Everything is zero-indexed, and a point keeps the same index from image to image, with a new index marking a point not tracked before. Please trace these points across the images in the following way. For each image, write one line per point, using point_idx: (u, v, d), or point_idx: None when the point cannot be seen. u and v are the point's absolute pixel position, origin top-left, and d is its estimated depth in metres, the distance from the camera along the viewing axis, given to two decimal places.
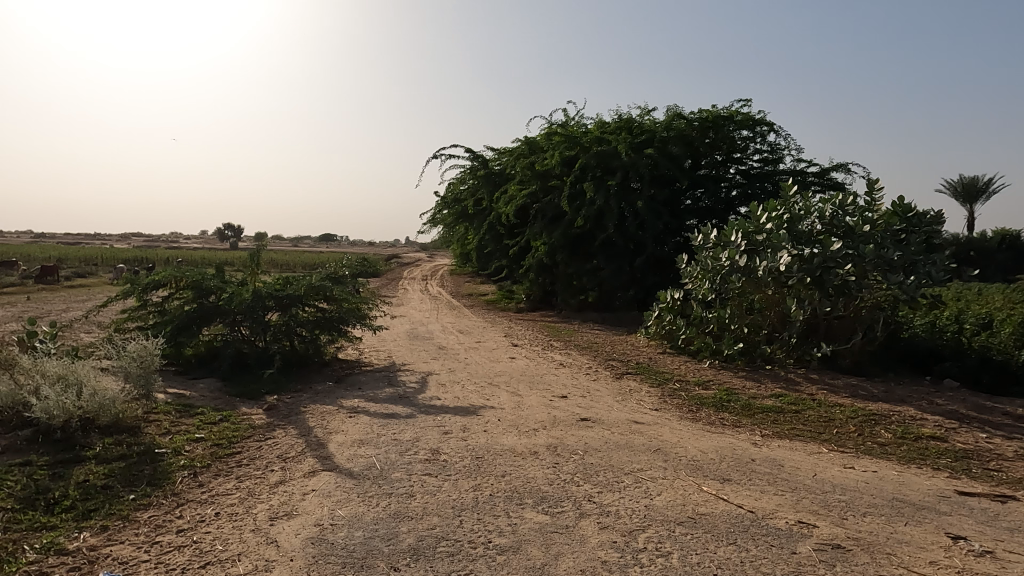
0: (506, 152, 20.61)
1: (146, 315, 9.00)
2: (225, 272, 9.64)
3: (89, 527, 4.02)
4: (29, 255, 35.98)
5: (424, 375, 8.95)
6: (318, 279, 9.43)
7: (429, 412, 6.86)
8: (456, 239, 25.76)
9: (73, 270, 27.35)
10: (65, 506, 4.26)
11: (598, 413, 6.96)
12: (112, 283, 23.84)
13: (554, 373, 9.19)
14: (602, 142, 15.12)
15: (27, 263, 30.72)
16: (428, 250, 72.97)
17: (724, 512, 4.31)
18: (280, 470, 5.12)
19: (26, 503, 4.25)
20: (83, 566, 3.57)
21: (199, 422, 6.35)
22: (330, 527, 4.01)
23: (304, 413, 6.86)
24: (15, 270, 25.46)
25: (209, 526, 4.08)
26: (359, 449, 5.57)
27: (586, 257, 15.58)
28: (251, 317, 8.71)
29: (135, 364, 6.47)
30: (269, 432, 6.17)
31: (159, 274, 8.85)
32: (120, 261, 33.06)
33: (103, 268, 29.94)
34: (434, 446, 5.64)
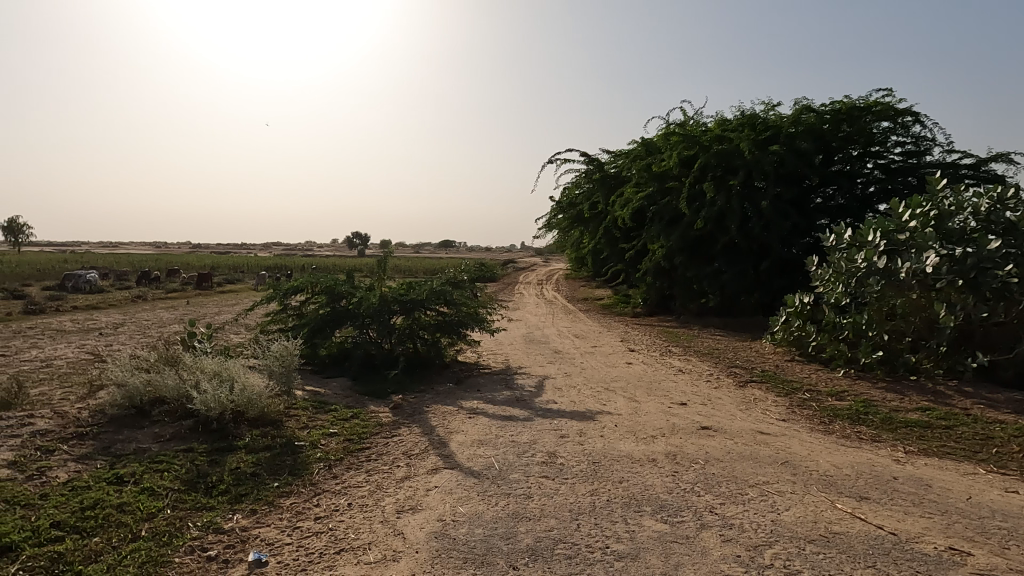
0: (623, 154, 20.42)
1: (287, 318, 9.80)
2: (355, 278, 10.27)
3: (241, 510, 4.44)
4: (189, 264, 40.43)
5: (542, 378, 9.05)
6: (439, 285, 9.78)
7: (546, 415, 6.93)
8: (571, 244, 25.80)
9: (224, 278, 30.25)
10: (220, 489, 4.73)
11: (721, 422, 6.71)
12: (258, 289, 26.16)
13: (674, 379, 8.95)
14: (723, 141, 14.57)
15: (187, 271, 34.52)
16: (544, 254, 73.48)
17: (861, 533, 4.01)
18: (405, 466, 5.38)
19: (189, 485, 4.76)
20: (236, 545, 3.94)
21: (333, 418, 6.81)
22: (452, 523, 4.17)
23: (427, 413, 7.17)
24: (176, 278, 28.52)
25: (342, 516, 4.37)
26: (478, 449, 5.73)
27: (707, 261, 15.07)
28: (378, 321, 9.21)
29: (277, 363, 7.17)
30: (395, 430, 6.50)
31: (297, 280, 9.59)
32: (262, 268, 36.12)
33: (248, 275, 32.81)
34: (551, 449, 5.69)
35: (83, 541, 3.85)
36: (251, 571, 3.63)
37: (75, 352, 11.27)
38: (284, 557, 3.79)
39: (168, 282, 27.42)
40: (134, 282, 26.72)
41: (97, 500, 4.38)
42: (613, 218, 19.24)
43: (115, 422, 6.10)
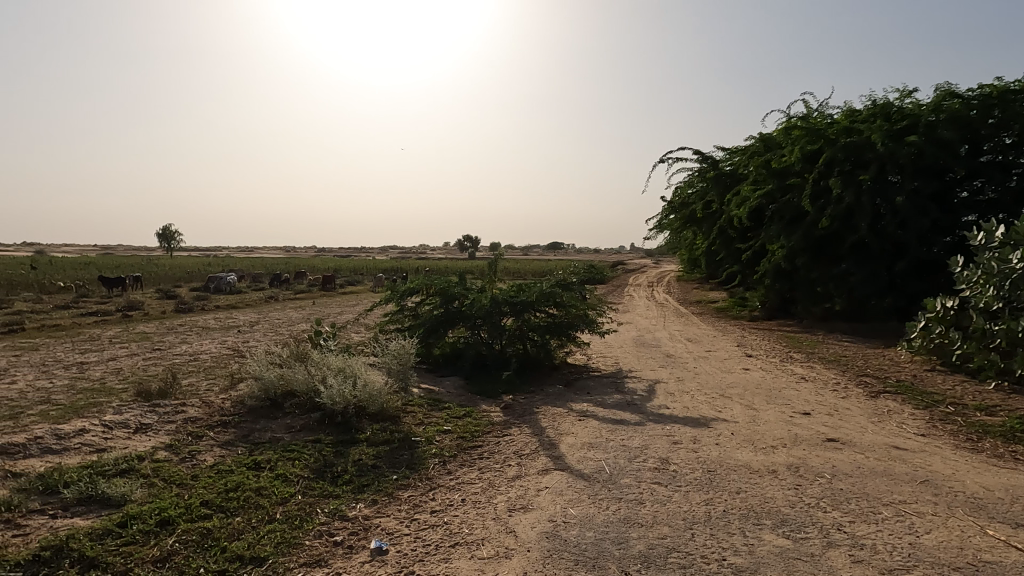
0: (740, 150, 19.64)
1: (403, 318, 10.24)
2: (467, 280, 10.55)
3: (363, 499, 4.70)
4: (315, 267, 43.27)
5: (653, 383, 8.85)
6: (548, 287, 9.84)
7: (658, 421, 6.78)
8: (684, 245, 25.08)
9: (346, 280, 32.07)
10: (345, 479, 5.03)
11: (849, 435, 6.26)
12: (376, 291, 27.50)
13: (796, 387, 8.46)
14: (851, 133, 13.61)
15: (313, 274, 36.91)
16: (655, 256, 71.94)
17: (1017, 564, 3.61)
18: (517, 465, 5.47)
19: (317, 473, 5.11)
20: (360, 532, 4.17)
21: (447, 416, 7.04)
22: (563, 524, 4.18)
23: (537, 414, 7.23)
24: (303, 280, 30.56)
25: (457, 511, 4.51)
26: (589, 452, 5.71)
27: (833, 262, 14.11)
28: (489, 322, 9.40)
29: (395, 361, 7.52)
30: (506, 429, 6.61)
31: (413, 282, 10.00)
32: (380, 271, 37.90)
33: (366, 278, 34.56)
34: (664, 455, 5.56)
35: (227, 520, 4.23)
36: (373, 558, 3.83)
37: (218, 347, 12.38)
38: (403, 547, 3.96)
39: (296, 284, 29.46)
40: (267, 284, 28.93)
41: (239, 483, 4.79)
42: (728, 217, 18.50)
43: (253, 412, 6.64)
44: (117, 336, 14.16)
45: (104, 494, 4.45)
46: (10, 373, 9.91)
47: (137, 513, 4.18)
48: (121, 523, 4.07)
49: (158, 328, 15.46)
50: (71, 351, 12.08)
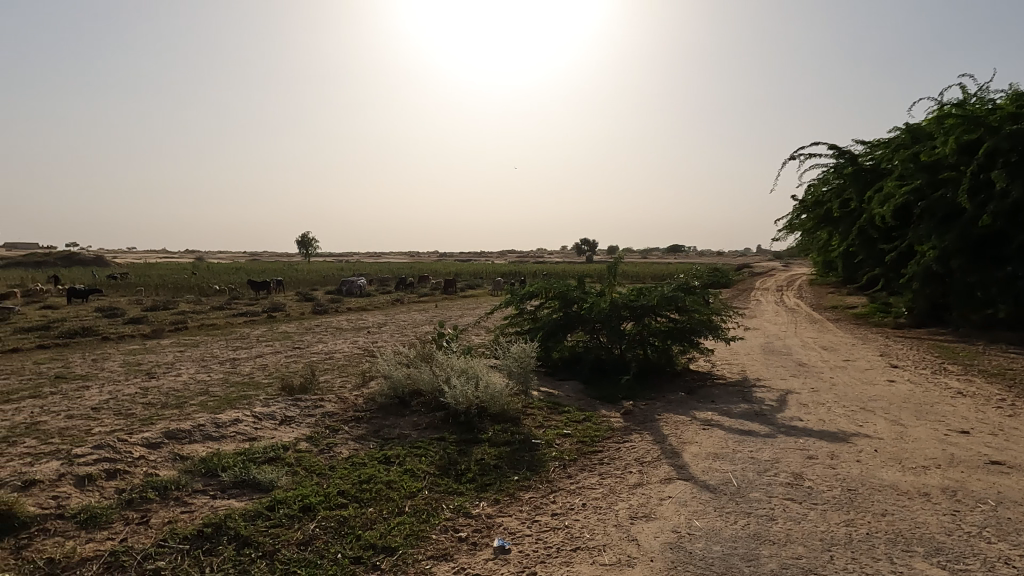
0: (883, 144, 18.14)
1: (523, 321, 10.40)
2: (586, 283, 10.52)
3: (486, 498, 4.81)
4: (438, 271, 44.92)
5: (784, 393, 8.36)
6: (670, 291, 9.60)
7: (791, 433, 6.40)
8: (817, 248, 23.51)
9: (467, 284, 33.05)
10: (468, 477, 5.18)
11: (1018, 458, 5.57)
12: (496, 294, 28.09)
13: (951, 403, 7.65)
14: (1019, 120, 12.17)
15: (435, 278, 38.36)
16: (784, 259, 68.00)
17: None
18: (638, 473, 5.36)
19: (442, 470, 5.30)
20: (483, 530, 4.28)
21: (566, 420, 7.05)
22: (687, 536, 4.06)
23: (659, 421, 7.06)
24: (427, 283, 31.84)
25: (578, 515, 4.50)
26: (715, 463, 5.49)
27: (996, 264, 12.67)
28: (609, 327, 9.31)
29: (516, 364, 7.66)
30: (627, 436, 6.51)
31: (532, 286, 10.13)
32: (499, 275, 38.69)
33: (486, 281, 35.43)
34: (797, 470, 5.24)
35: (360, 509, 4.49)
36: (496, 556, 3.91)
37: (351, 347, 13.20)
38: (525, 547, 4.01)
39: (420, 288, 30.74)
40: (394, 287, 30.43)
41: (370, 476, 5.08)
42: (870, 216, 17.13)
43: (383, 409, 7.01)
44: (263, 334, 15.48)
45: (255, 479, 4.89)
46: (177, 367, 11.14)
47: (282, 498, 4.54)
48: (269, 506, 4.45)
49: (297, 328, 16.75)
50: (226, 348, 13.38)
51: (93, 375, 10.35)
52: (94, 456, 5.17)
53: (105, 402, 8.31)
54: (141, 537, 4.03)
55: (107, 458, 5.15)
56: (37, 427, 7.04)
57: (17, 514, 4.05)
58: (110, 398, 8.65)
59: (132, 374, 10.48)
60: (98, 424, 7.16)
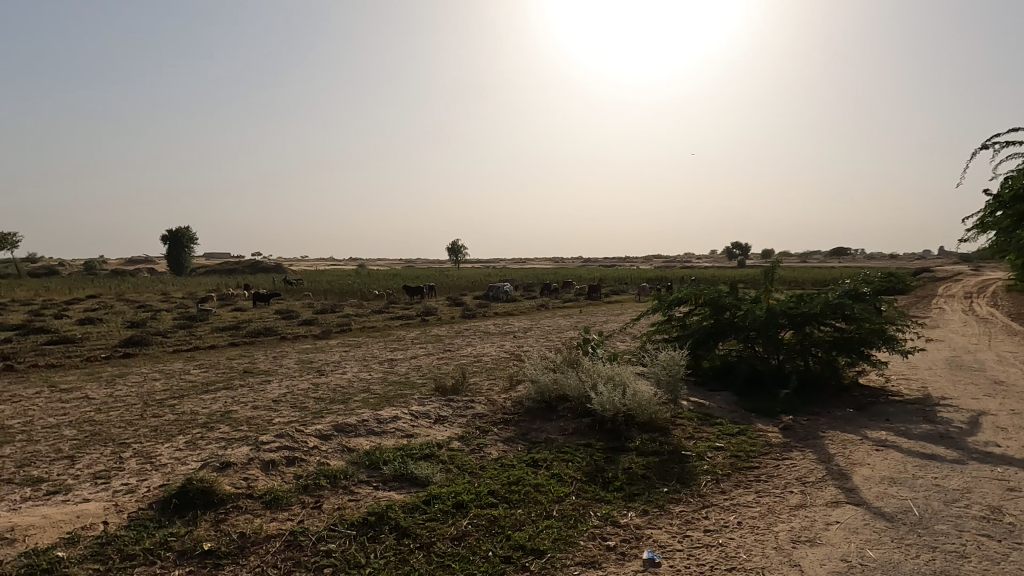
0: None
1: (671, 328, 10.12)
2: (740, 289, 10.02)
3: (635, 508, 4.72)
4: (582, 276, 44.98)
5: (976, 414, 7.37)
6: (836, 297, 8.87)
7: (985, 460, 5.63)
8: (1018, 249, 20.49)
9: (611, 289, 32.74)
10: (616, 485, 5.12)
11: None
12: (642, 300, 27.57)
13: None
14: None
15: (580, 283, 38.50)
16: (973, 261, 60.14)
17: None
18: (800, 493, 4.99)
19: (590, 477, 5.28)
20: (631, 540, 4.20)
21: (719, 432, 6.74)
22: (859, 567, 3.71)
23: (823, 439, 6.53)
24: (571, 289, 31.98)
25: (733, 533, 4.28)
26: (890, 488, 4.97)
27: None
28: (766, 335, 8.76)
29: (664, 372, 7.45)
30: (787, 452, 6.09)
31: (681, 292, 9.83)
32: (645, 280, 37.98)
33: (631, 286, 34.93)
34: (994, 502, 4.60)
35: (510, 510, 4.60)
36: (646, 569, 3.82)
37: (498, 350, 13.60)
38: (676, 562, 3.89)
39: (565, 293, 30.94)
40: (539, 292, 30.91)
41: (519, 478, 5.19)
42: None
43: (530, 413, 7.14)
44: (417, 337, 16.43)
45: (413, 474, 5.18)
46: (343, 366, 12.15)
47: (437, 493, 4.78)
48: (425, 500, 4.70)
49: (448, 331, 17.58)
50: (385, 349, 14.35)
51: (274, 371, 11.58)
52: (276, 443, 5.76)
53: (284, 395, 9.25)
54: (316, 520, 4.43)
55: (287, 446, 5.73)
56: (230, 415, 8.00)
57: (217, 491, 4.62)
58: (287, 391, 9.62)
59: (306, 370, 11.58)
60: (278, 414, 7.99)
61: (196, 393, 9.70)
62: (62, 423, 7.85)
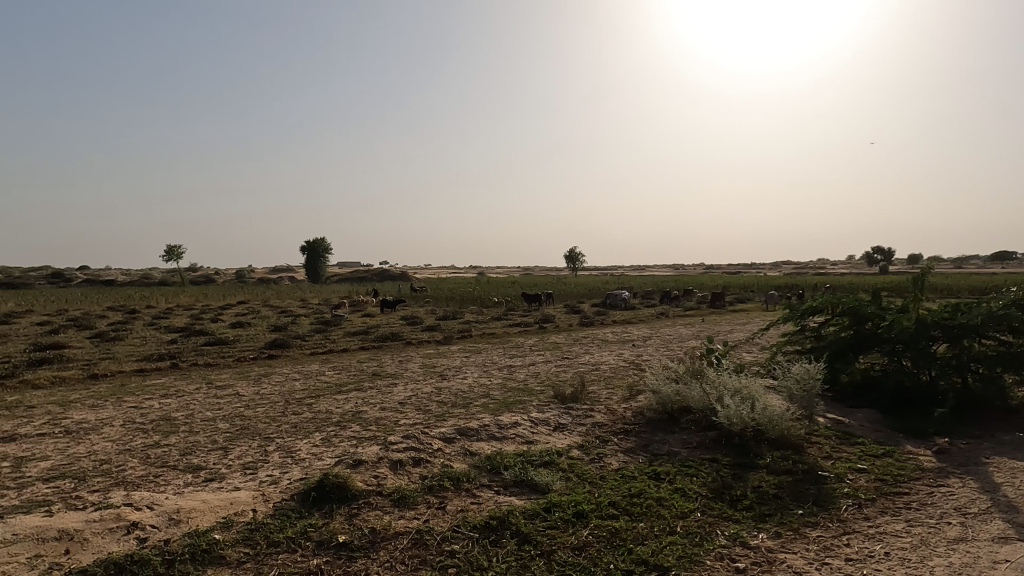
0: None
1: (804, 339, 9.54)
2: (884, 298, 9.24)
3: (766, 530, 4.46)
4: (704, 283, 43.48)
5: None
6: (1000, 307, 7.93)
7: None
8: None
9: (736, 297, 31.34)
10: (744, 504, 4.86)
11: None
12: (770, 309, 26.11)
13: None
14: None
15: (702, 291, 37.15)
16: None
17: None
18: (959, 525, 4.48)
19: (716, 494, 5.05)
20: (763, 564, 3.97)
21: (860, 452, 6.23)
22: None
23: (986, 465, 5.84)
24: (693, 297, 30.96)
25: (879, 565, 3.93)
26: None
27: None
28: (915, 349, 7.98)
29: (797, 386, 6.94)
30: (942, 479, 5.50)
31: (816, 301, 9.25)
32: (773, 288, 36.00)
33: (758, 294, 33.25)
34: None
35: (631, 523, 4.50)
36: None
37: (617, 359, 13.43)
38: None
39: (687, 301, 30.00)
40: (659, 300, 30.19)
41: (641, 490, 5.06)
42: None
43: (652, 425, 6.99)
44: (535, 344, 16.56)
45: (533, 480, 5.21)
46: (464, 371, 12.49)
47: (557, 501, 4.78)
48: (545, 508, 4.71)
49: (566, 338, 17.56)
50: (504, 356, 14.61)
51: (400, 374, 12.13)
52: (404, 444, 6.02)
53: (409, 398, 9.67)
54: (440, 520, 4.57)
55: (413, 447, 5.97)
56: (361, 415, 8.47)
57: (350, 487, 4.90)
58: (412, 394, 10.05)
59: (429, 374, 12.02)
60: (404, 416, 8.36)
61: (331, 393, 10.38)
62: (217, 417, 8.68)
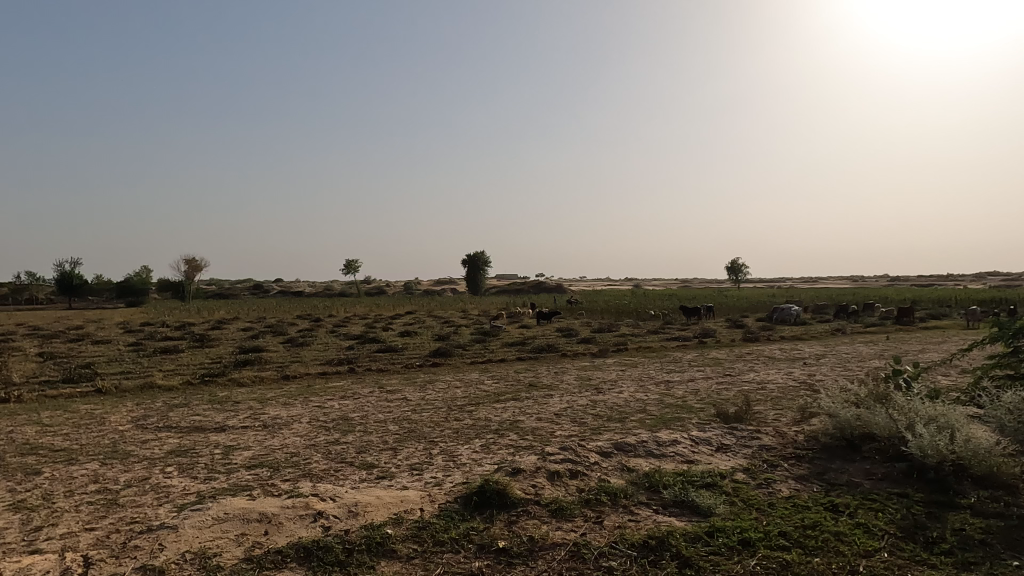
0: None
1: (1017, 363, 8.25)
2: None
3: None
4: (888, 297, 39.28)
5: None
6: None
7: None
8: None
9: (929, 313, 27.90)
10: (942, 548, 4.30)
11: None
12: (972, 326, 22.91)
13: None
14: None
15: (886, 305, 33.59)
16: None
17: None
18: None
19: (907, 533, 4.52)
20: None
21: None
22: None
23: None
24: (874, 312, 28.09)
25: None
26: None
27: None
28: None
29: (1010, 417, 6.02)
30: None
31: None
32: (975, 302, 31.64)
33: (956, 309, 29.37)
34: None
35: (805, 557, 4.16)
36: None
37: (786, 378, 12.53)
38: None
39: (867, 316, 27.29)
40: (835, 314, 27.72)
41: (816, 522, 4.66)
42: None
43: (828, 451, 6.42)
44: (695, 359, 15.91)
45: (695, 502, 5.00)
46: (620, 384, 12.32)
47: (720, 526, 4.55)
48: (708, 532, 4.50)
49: (728, 354, 16.69)
50: (661, 370, 14.23)
51: (555, 386, 12.27)
52: (561, 456, 6.07)
53: (565, 410, 9.73)
54: (597, 535, 4.54)
55: (571, 459, 6.00)
56: (518, 425, 8.67)
57: (510, 495, 5.03)
58: (568, 406, 10.10)
59: (585, 387, 12.02)
60: (560, 427, 8.43)
61: (490, 401, 10.75)
62: (389, 419, 9.35)
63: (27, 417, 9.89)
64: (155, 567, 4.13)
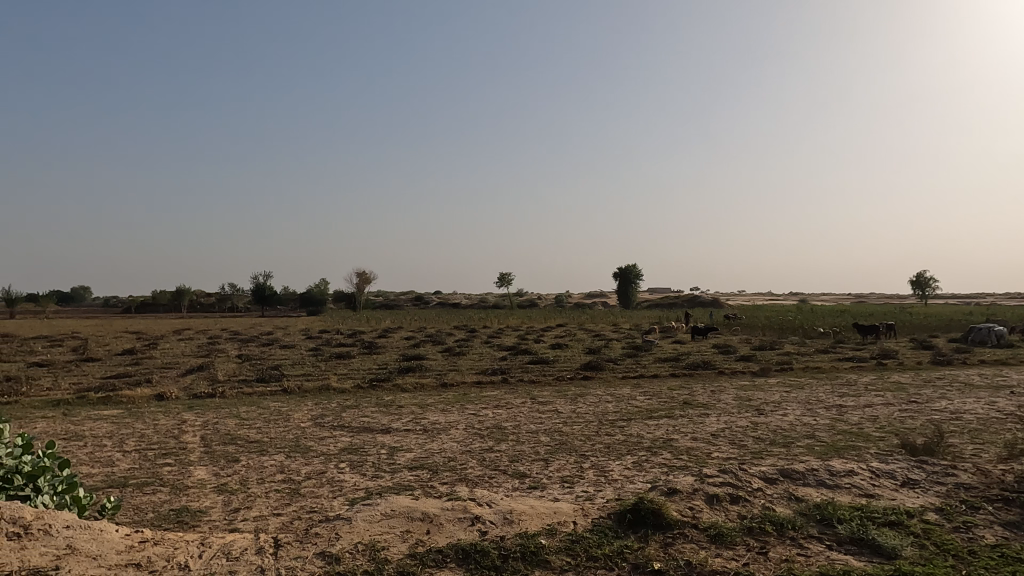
0: None
1: None
2: None
3: None
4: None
5: None
6: None
7: None
8: None
9: None
10: None
11: None
12: None
13: None
14: None
15: None
16: None
17: None
18: None
19: None
20: None
21: None
22: None
23: None
24: None
25: None
26: None
27: None
28: None
29: None
30: None
31: None
32: None
33: None
34: None
35: None
36: None
37: (987, 407, 10.95)
38: None
39: None
40: None
41: None
42: None
43: None
44: (872, 383, 14.38)
45: (876, 542, 4.51)
46: (784, 407, 11.47)
47: (908, 571, 4.07)
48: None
49: (913, 379, 14.87)
50: (832, 393, 13.05)
51: (712, 405, 11.72)
52: (720, 479, 5.77)
53: (722, 430, 9.24)
54: (762, 566, 4.25)
55: (731, 483, 5.68)
56: (672, 444, 8.39)
57: (665, 515, 4.87)
58: (726, 427, 9.60)
59: (745, 407, 11.36)
60: (717, 449, 8.03)
61: (642, 418, 10.51)
62: (540, 430, 9.47)
63: (228, 411, 11.30)
64: (332, 555, 4.51)
